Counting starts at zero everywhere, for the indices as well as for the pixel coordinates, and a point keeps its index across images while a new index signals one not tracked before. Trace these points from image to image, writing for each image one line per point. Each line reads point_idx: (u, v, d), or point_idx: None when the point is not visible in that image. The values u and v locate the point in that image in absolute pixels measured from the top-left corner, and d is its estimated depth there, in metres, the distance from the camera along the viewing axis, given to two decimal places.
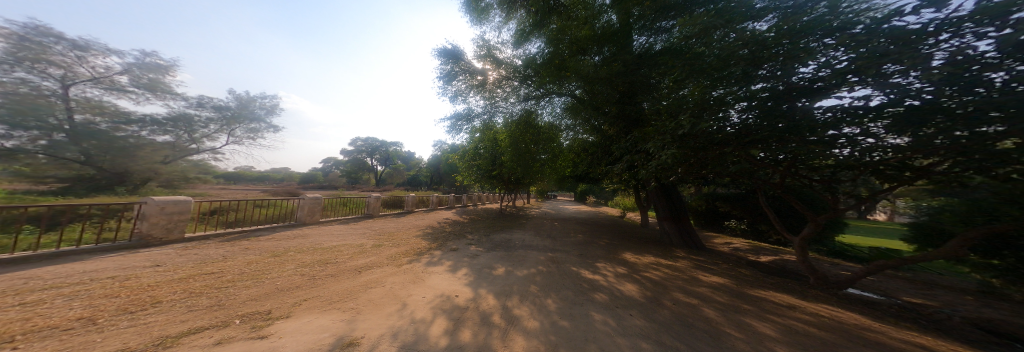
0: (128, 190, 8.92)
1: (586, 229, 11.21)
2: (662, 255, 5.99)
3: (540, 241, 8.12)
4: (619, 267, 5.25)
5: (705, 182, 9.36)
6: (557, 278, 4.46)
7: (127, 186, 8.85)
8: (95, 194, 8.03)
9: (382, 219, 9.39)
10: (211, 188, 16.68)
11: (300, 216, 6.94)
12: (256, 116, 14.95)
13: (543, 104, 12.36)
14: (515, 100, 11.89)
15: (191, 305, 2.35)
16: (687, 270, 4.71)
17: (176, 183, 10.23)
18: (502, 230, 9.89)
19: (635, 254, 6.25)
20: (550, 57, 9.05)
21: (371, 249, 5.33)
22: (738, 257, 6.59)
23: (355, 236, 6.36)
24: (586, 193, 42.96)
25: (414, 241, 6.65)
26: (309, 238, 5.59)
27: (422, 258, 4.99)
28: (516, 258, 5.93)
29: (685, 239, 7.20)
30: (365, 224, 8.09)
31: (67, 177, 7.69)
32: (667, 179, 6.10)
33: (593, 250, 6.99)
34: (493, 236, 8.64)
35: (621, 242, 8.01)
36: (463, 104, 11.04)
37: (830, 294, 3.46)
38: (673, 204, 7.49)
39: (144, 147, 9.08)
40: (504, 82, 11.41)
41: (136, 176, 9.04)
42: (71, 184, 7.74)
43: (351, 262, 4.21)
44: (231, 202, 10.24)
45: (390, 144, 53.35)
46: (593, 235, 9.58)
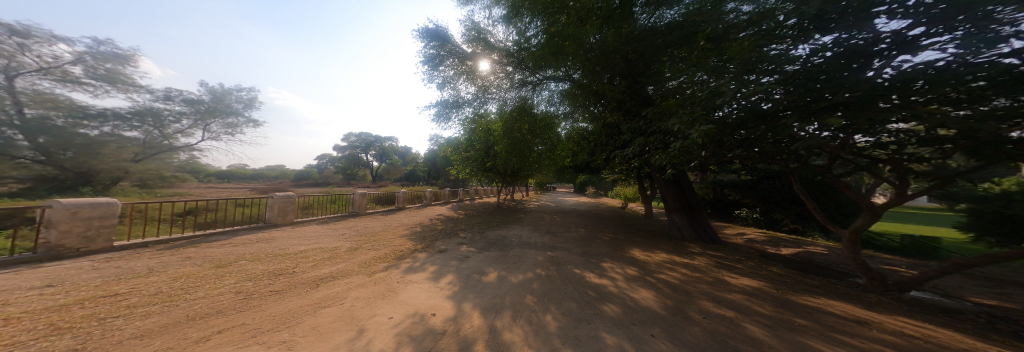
0: (96, 190, 8.21)
1: (587, 223, 10.63)
2: (673, 252, 5.40)
3: (539, 238, 7.51)
4: (629, 268, 4.63)
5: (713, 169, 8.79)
6: (557, 284, 3.83)
7: (98, 186, 8.24)
8: (60, 196, 7.24)
9: (369, 217, 8.70)
10: (197, 187, 16.03)
11: (271, 217, 6.19)
12: (233, 110, 14.05)
13: (539, 91, 11.62)
14: (509, 86, 11.15)
15: (39, 348, 1.60)
16: (707, 271, 4.10)
17: (151, 182, 9.51)
18: (498, 227, 9.27)
19: (642, 251, 5.66)
20: (543, 38, 8.11)
21: (345, 253, 4.64)
22: (756, 250, 6.00)
23: (331, 238, 5.68)
24: (586, 185, 42.68)
25: (398, 242, 5.96)
26: (274, 242, 4.90)
27: (401, 264, 4.32)
28: (511, 259, 5.32)
29: (698, 231, 6.59)
30: (347, 224, 7.42)
31: (29, 178, 6.77)
32: (684, 166, 5.37)
33: (596, 247, 6.40)
34: (488, 233, 8.00)
35: (627, 237, 7.42)
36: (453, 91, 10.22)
37: (890, 301, 2.86)
38: (684, 195, 6.84)
39: (108, 144, 8.28)
40: (497, 68, 10.57)
41: (104, 175, 8.30)
42: (33, 184, 6.87)
43: (313, 272, 3.49)
44: (207, 202, 9.53)
45: (384, 139, 52.24)
46: (595, 229, 8.99)
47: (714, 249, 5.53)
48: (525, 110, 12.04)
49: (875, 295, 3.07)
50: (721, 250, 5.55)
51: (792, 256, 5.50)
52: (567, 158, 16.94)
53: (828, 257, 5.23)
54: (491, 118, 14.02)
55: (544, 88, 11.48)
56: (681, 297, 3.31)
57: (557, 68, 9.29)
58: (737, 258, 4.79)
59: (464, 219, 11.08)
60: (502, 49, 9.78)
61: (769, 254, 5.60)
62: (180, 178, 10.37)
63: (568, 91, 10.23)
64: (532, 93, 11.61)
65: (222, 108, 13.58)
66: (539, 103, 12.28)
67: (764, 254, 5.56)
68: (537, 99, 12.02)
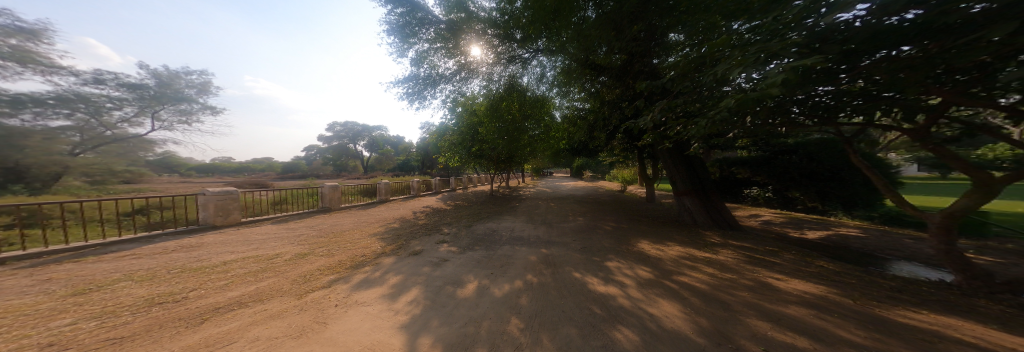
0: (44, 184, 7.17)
1: (587, 210, 9.79)
2: (689, 244, 4.59)
3: (533, 231, 6.65)
4: (641, 269, 3.76)
5: (719, 143, 8.01)
6: (554, 299, 2.94)
7: (34, 183, 6.99)
8: None
9: (341, 213, 7.67)
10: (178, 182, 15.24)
11: (206, 217, 5.02)
12: (184, 96, 12.39)
13: (529, 67, 10.50)
14: (497, 61, 9.90)
15: None
16: (740, 269, 3.27)
17: (102, 178, 8.35)
18: (488, 219, 8.34)
19: (652, 245, 4.85)
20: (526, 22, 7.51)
21: (287, 261, 3.64)
22: (782, 236, 5.22)
23: (280, 240, 4.68)
24: (584, 168, 41.92)
25: (364, 243, 4.97)
26: (198, 250, 3.89)
27: (354, 274, 3.34)
28: (498, 260, 4.44)
29: (713, 215, 5.74)
30: (311, 221, 6.36)
31: None
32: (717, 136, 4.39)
33: (598, 239, 5.58)
34: (476, 227, 7.10)
35: (632, 225, 6.58)
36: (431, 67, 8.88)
37: (1020, 311, 2.03)
38: (695, 174, 5.97)
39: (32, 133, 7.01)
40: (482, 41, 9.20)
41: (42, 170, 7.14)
42: None
43: (223, 293, 2.49)
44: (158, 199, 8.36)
45: (373, 128, 50.02)
46: (596, 217, 8.17)
47: (735, 239, 4.70)
48: (516, 89, 10.84)
49: (983, 301, 2.26)
50: (744, 240, 4.71)
51: (822, 242, 4.76)
52: (564, 142, 15.89)
53: (870, 246, 4.46)
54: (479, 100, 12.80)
55: (536, 65, 10.50)
56: (718, 310, 2.49)
57: (549, 45, 8.50)
58: (770, 250, 3.94)
59: (453, 210, 10.15)
60: (486, 17, 8.31)
61: (797, 241, 4.82)
62: (135, 172, 9.27)
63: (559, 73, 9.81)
64: (523, 70, 10.43)
65: (172, 94, 11.96)
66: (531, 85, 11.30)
67: (792, 241, 4.74)
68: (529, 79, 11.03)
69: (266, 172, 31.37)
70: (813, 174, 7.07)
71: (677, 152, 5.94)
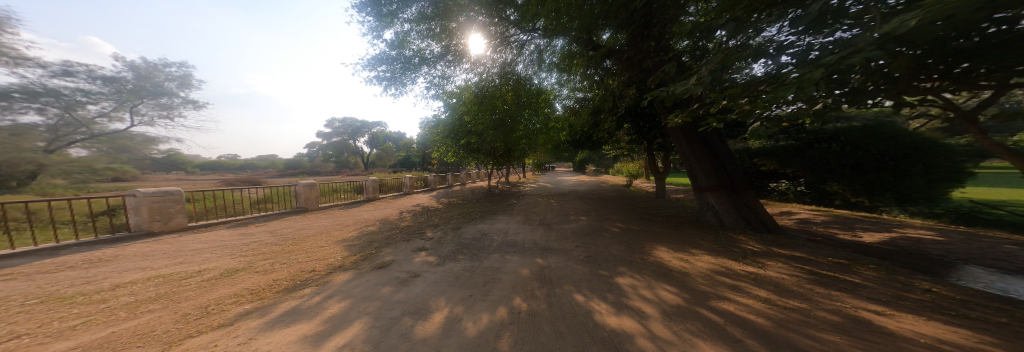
0: (17, 183, 6.37)
1: (591, 208, 8.84)
2: (723, 252, 3.61)
3: (528, 237, 5.76)
4: (666, 290, 2.83)
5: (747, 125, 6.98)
6: (548, 342, 2.05)
7: (9, 182, 6.23)
8: None
9: (316, 215, 6.88)
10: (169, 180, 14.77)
11: (139, 223, 4.24)
12: (164, 89, 11.71)
13: (527, 53, 9.67)
14: (493, 50, 9.15)
15: None
16: (812, 290, 2.29)
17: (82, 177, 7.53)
18: (479, 220, 7.47)
19: (675, 255, 3.90)
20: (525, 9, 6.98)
21: (200, 283, 2.76)
22: (834, 239, 4.22)
23: (221, 251, 3.85)
24: (587, 162, 40.81)
25: (323, 250, 4.14)
26: (102, 267, 3.08)
27: (280, 302, 2.48)
28: (482, 277, 3.60)
29: (745, 215, 4.72)
30: (273, 224, 5.53)
31: None
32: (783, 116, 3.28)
33: (605, 248, 4.67)
34: (465, 230, 6.25)
35: (644, 227, 5.64)
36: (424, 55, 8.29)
37: None
38: (720, 165, 4.98)
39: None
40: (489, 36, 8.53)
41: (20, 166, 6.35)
42: None
43: (43, 346, 1.65)
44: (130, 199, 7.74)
45: (371, 124, 49.35)
46: (601, 217, 7.24)
47: (782, 245, 3.67)
48: (513, 77, 9.86)
49: None
50: (794, 245, 3.72)
51: (892, 246, 3.76)
52: (565, 135, 14.85)
53: (960, 252, 3.45)
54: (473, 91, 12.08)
55: (535, 51, 9.56)
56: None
57: (547, 32, 7.94)
58: (837, 260, 2.94)
59: (444, 209, 9.27)
60: None
61: (857, 246, 3.80)
62: (122, 170, 8.27)
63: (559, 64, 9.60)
64: (520, 56, 9.53)
65: (149, 88, 11.25)
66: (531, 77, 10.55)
67: (852, 247, 3.71)
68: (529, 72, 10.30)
69: (266, 169, 30.92)
70: (859, 165, 6.01)
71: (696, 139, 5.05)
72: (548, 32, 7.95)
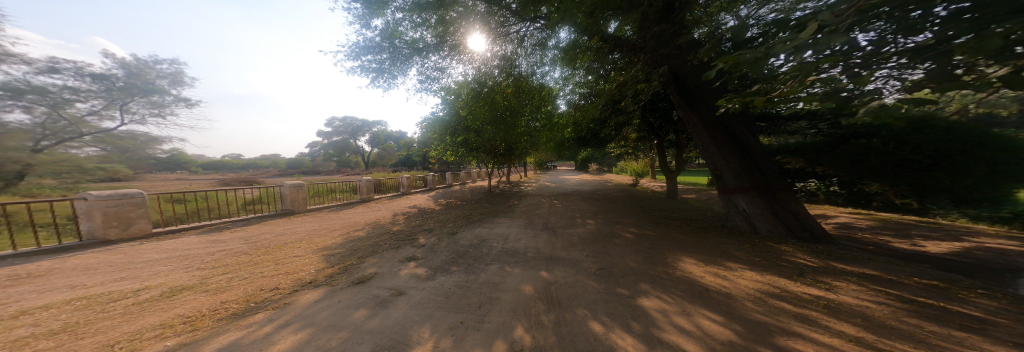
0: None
1: (599, 210, 8.24)
2: (769, 268, 3.00)
3: (530, 244, 5.20)
4: (708, 319, 2.24)
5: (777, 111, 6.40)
6: None
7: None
8: None
9: (303, 217, 6.39)
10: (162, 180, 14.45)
11: (92, 230, 3.78)
12: (154, 87, 11.36)
13: (529, 51, 9.38)
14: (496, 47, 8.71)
15: None
16: (922, 326, 1.71)
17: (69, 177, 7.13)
18: (478, 224, 6.92)
19: (706, 269, 3.31)
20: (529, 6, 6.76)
21: (126, 307, 2.21)
22: (892, 250, 3.61)
23: (177, 262, 3.32)
24: (588, 161, 40.16)
25: (299, 260, 3.62)
26: (21, 286, 2.56)
27: (216, 335, 1.92)
28: (479, 296, 3.04)
29: (784, 220, 4.08)
30: (250, 229, 5.02)
31: None
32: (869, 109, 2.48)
33: (619, 258, 4.10)
34: (461, 235, 5.72)
35: (662, 234, 5.06)
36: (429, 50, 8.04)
37: None
38: (751, 163, 4.39)
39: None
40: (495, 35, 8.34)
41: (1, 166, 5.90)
42: None
43: None
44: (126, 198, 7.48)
45: (371, 123, 49.03)
46: (610, 220, 6.66)
47: (839, 259, 3.05)
48: (513, 71, 9.26)
49: None
50: (855, 259, 3.09)
51: (967, 258, 3.15)
52: (568, 132, 14.26)
53: None
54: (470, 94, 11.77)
55: (537, 51, 9.35)
56: None
57: (552, 25, 7.58)
58: (928, 280, 2.35)
59: (441, 211, 8.74)
60: None
61: (930, 259, 3.15)
62: (113, 170, 7.97)
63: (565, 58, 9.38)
64: (521, 51, 9.13)
65: (139, 86, 10.92)
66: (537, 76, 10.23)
67: (926, 261, 3.06)
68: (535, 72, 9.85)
69: (266, 168, 30.67)
70: (904, 163, 5.36)
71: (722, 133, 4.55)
72: (554, 26, 7.65)
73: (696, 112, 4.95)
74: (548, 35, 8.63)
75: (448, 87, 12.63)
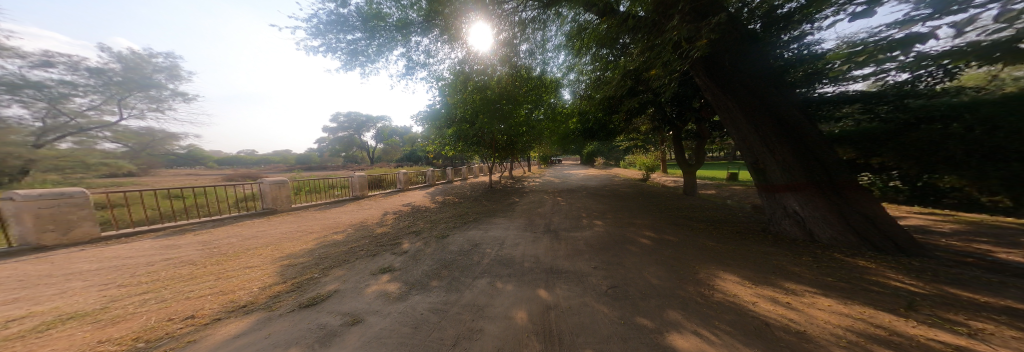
0: None
1: (607, 209, 7.45)
2: (853, 294, 2.19)
3: (527, 252, 4.52)
4: None
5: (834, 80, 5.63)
6: None
7: None
8: None
9: (284, 217, 5.88)
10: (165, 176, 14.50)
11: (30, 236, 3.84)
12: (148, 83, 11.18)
13: (534, 38, 8.60)
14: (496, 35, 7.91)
15: None
16: None
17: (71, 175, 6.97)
18: (472, 226, 6.29)
19: (759, 292, 2.51)
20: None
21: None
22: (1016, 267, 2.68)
23: (102, 275, 2.76)
24: (595, 155, 39.03)
25: (249, 271, 3.01)
26: None
27: None
28: (457, 327, 2.35)
29: (855, 225, 3.14)
30: (217, 232, 4.50)
31: None
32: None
33: (637, 273, 3.36)
34: (451, 240, 5.07)
35: (688, 239, 4.26)
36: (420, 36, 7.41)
37: None
38: (807, 153, 3.52)
39: None
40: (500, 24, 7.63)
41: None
42: None
43: None
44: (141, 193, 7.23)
45: (375, 118, 49.04)
46: (622, 222, 5.88)
47: (958, 283, 2.18)
48: (512, 59, 8.46)
49: None
50: (987, 284, 2.18)
51: None
52: (573, 124, 13.46)
53: None
54: (468, 90, 11.07)
55: (541, 38, 8.59)
56: None
57: (558, 8, 7.09)
58: None
59: (436, 210, 8.15)
60: None
61: None
62: (118, 166, 7.68)
63: (575, 44, 8.75)
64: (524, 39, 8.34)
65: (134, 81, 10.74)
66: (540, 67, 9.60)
67: None
68: (537, 63, 9.29)
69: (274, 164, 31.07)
70: (989, 152, 4.30)
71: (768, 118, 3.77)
72: (558, 8, 7.06)
73: (732, 95, 4.15)
74: (553, 17, 7.90)
75: (444, 78, 11.96)
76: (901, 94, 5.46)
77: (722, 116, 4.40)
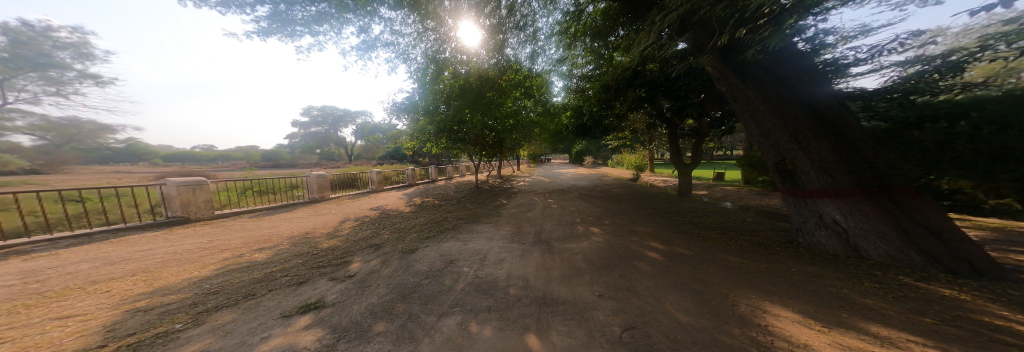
0: None
1: (602, 212, 6.77)
2: (996, 350, 1.47)
3: (514, 271, 3.66)
4: None
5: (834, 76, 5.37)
6: None
7: None
8: None
9: (198, 227, 4.48)
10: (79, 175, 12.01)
11: None
12: None
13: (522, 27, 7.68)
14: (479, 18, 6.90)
15: None
16: None
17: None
18: (450, 235, 5.28)
19: (840, 342, 1.73)
20: None
21: None
22: None
23: None
24: (583, 154, 39.17)
25: (54, 324, 1.80)
26: None
27: None
28: None
29: (913, 239, 2.55)
30: (70, 253, 3.10)
31: None
32: None
33: (657, 306, 2.57)
34: (420, 257, 4.07)
35: (705, 253, 3.57)
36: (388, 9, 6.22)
37: None
38: (849, 150, 2.87)
39: None
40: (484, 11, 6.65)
41: None
42: None
43: None
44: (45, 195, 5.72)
45: (353, 113, 45.84)
46: (623, 229, 5.18)
47: None
48: (497, 45, 7.52)
49: None
50: None
51: None
52: (564, 121, 12.77)
53: None
54: (450, 80, 9.97)
55: (530, 24, 7.73)
56: None
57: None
58: None
59: (409, 214, 7.01)
60: None
61: None
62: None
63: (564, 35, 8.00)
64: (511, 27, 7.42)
65: None
66: (528, 57, 8.72)
67: None
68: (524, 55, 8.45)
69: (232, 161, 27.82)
70: (1001, 156, 3.38)
71: (801, 109, 3.13)
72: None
73: (753, 83, 3.50)
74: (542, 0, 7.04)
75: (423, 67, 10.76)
76: (904, 90, 4.35)
77: (739, 109, 3.75)
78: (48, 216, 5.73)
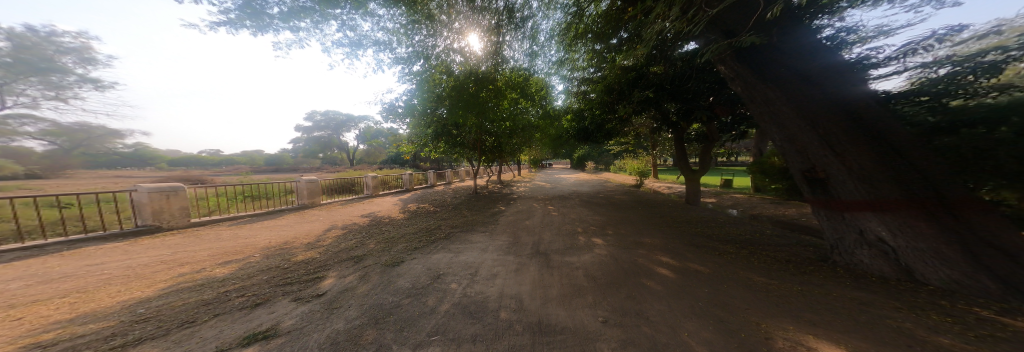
0: None
1: (605, 221, 6.36)
2: None
3: (507, 290, 3.25)
4: None
5: None
6: None
7: None
8: None
9: (168, 236, 4.14)
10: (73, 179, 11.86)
11: None
12: None
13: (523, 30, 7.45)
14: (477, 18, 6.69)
15: None
16: None
17: None
18: (441, 246, 4.88)
19: None
20: None
21: None
22: None
23: None
24: (584, 159, 38.79)
25: None
26: None
27: None
28: None
29: (978, 260, 2.05)
30: (9, 268, 2.76)
31: None
32: None
33: (673, 338, 2.13)
34: (405, 271, 3.69)
35: (724, 270, 3.15)
36: (383, 8, 6.00)
37: None
38: (888, 153, 2.43)
39: None
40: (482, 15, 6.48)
41: None
42: None
43: None
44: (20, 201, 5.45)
45: (355, 118, 46.14)
46: (628, 241, 4.76)
47: None
48: (495, 46, 7.29)
49: None
50: None
51: None
52: (565, 126, 12.47)
53: None
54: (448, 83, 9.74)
55: (529, 26, 7.51)
56: None
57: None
58: None
59: (401, 222, 6.63)
60: None
61: None
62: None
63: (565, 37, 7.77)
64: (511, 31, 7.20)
65: None
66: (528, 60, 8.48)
67: None
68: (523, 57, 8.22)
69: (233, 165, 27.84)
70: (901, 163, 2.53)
71: (834, 108, 2.72)
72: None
73: (774, 81, 3.13)
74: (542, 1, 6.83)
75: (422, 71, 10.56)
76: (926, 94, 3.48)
77: (758, 111, 3.38)
78: (21, 223, 5.45)
